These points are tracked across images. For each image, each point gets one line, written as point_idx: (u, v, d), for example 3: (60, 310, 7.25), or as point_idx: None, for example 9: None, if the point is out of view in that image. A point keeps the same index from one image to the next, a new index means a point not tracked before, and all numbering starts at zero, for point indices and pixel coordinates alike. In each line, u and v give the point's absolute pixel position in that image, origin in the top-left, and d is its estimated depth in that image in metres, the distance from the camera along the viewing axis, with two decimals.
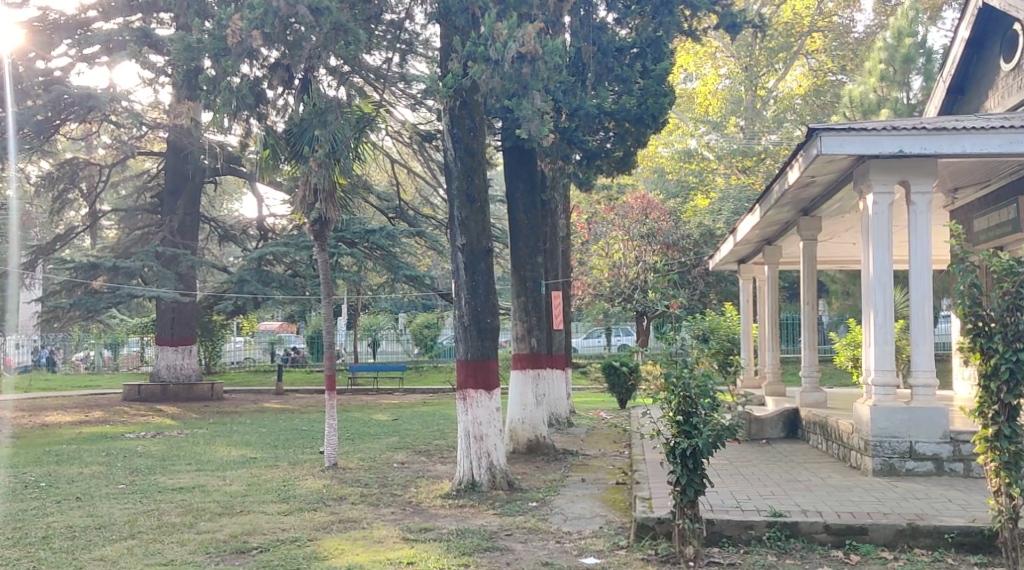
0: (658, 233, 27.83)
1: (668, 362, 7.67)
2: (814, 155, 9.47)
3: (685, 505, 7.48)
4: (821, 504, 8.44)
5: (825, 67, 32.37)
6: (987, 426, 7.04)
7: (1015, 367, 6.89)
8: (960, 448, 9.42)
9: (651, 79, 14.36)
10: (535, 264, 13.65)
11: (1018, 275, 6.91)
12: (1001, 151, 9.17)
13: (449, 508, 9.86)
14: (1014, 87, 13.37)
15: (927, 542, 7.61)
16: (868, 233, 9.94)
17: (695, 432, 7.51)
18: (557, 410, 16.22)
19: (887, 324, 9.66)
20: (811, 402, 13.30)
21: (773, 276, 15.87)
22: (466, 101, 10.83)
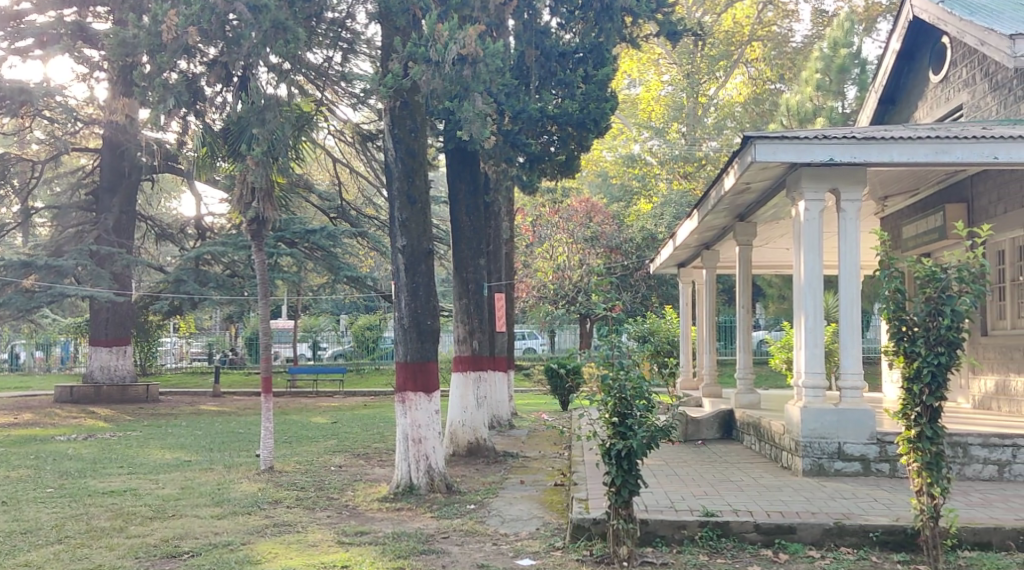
0: (602, 236, 28.34)
1: (604, 364, 7.72)
2: (748, 163, 9.69)
3: (620, 505, 7.55)
4: (753, 504, 8.57)
5: (764, 76, 33.12)
6: (910, 428, 7.23)
7: (936, 370, 7.11)
8: (887, 449, 9.64)
9: (593, 84, 14.43)
10: (478, 266, 13.67)
11: (940, 281, 7.10)
12: (927, 161, 9.38)
13: (387, 511, 9.82)
14: (941, 99, 13.88)
15: (852, 541, 7.78)
16: (800, 239, 10.14)
17: (631, 433, 7.58)
18: (499, 412, 16.26)
19: (818, 327, 9.86)
20: (746, 404, 13.54)
21: (710, 279, 16.07)
22: (406, 102, 10.75)
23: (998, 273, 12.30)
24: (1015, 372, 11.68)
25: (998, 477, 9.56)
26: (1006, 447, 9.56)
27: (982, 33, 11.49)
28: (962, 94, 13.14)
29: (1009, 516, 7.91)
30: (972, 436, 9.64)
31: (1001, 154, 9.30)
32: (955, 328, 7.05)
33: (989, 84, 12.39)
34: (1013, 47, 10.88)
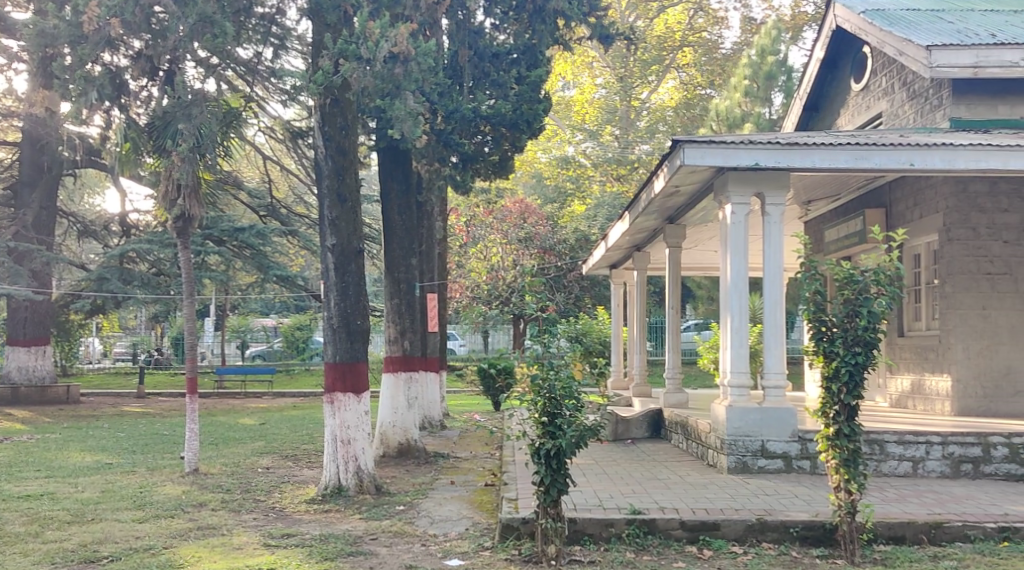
0: (536, 237, 28.28)
1: (535, 363, 7.78)
2: (676, 166, 9.82)
3: (548, 504, 7.59)
4: (679, 501, 8.68)
5: (695, 81, 33.21)
6: (828, 426, 7.42)
7: (854, 370, 7.32)
8: (808, 446, 9.85)
9: (526, 85, 14.45)
10: (409, 265, 13.58)
11: (856, 283, 7.31)
12: (847, 167, 9.64)
13: (315, 513, 9.71)
14: (861, 106, 14.29)
15: (774, 536, 7.92)
16: (726, 242, 10.30)
17: (560, 432, 7.64)
18: (430, 413, 16.19)
19: (743, 327, 10.05)
20: (674, 403, 13.75)
21: (641, 280, 16.22)
22: (337, 99, 10.62)
23: (914, 275, 12.67)
24: (929, 371, 12.03)
25: (912, 473, 9.84)
26: (920, 445, 9.85)
27: (901, 43, 11.79)
28: (882, 102, 13.54)
29: (922, 510, 8.15)
30: (888, 433, 9.90)
31: (917, 160, 9.57)
32: (872, 329, 7.27)
33: (907, 92, 12.79)
34: (930, 57, 11.21)
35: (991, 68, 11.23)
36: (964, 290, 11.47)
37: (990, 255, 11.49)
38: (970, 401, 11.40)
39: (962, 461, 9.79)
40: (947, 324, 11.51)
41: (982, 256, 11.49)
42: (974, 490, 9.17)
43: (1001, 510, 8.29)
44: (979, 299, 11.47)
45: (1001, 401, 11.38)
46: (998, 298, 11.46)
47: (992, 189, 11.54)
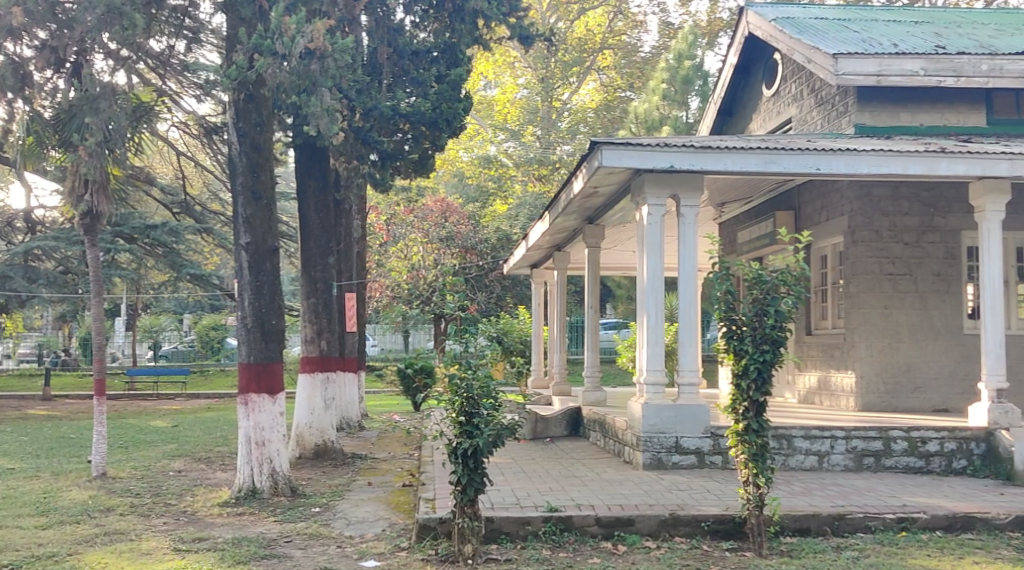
0: (457, 237, 28.29)
1: (452, 363, 7.72)
2: (595, 168, 9.92)
3: (465, 503, 7.58)
4: (595, 498, 8.76)
5: (615, 84, 33.58)
6: (738, 422, 7.58)
7: (762, 367, 7.50)
8: (720, 442, 10.06)
9: (445, 83, 14.43)
10: (326, 265, 13.47)
11: (764, 283, 7.51)
12: (757, 171, 9.85)
13: (228, 516, 9.52)
14: (773, 112, 14.70)
15: (686, 530, 8.07)
16: (642, 242, 10.43)
17: (477, 432, 7.62)
18: (349, 414, 16.02)
19: (659, 326, 10.20)
20: (593, 401, 13.86)
21: (561, 280, 16.32)
22: (252, 95, 10.46)
23: (821, 276, 13.03)
24: (835, 368, 12.39)
25: (818, 467, 10.11)
26: (825, 439, 10.13)
27: (809, 51, 12.12)
28: (792, 108, 13.91)
29: (826, 503, 8.38)
30: (795, 428, 10.15)
31: (823, 165, 9.85)
32: (779, 327, 7.47)
33: (815, 99, 13.18)
34: (837, 65, 11.51)
35: (894, 77, 11.62)
36: (867, 290, 11.84)
37: (891, 257, 11.89)
38: (873, 397, 11.76)
39: (864, 455, 10.11)
40: (851, 322, 11.87)
41: (884, 257, 11.88)
42: (877, 482, 9.47)
43: (901, 501, 8.58)
44: (881, 299, 11.85)
45: (901, 397, 11.77)
46: (898, 298, 11.87)
47: (894, 193, 11.94)
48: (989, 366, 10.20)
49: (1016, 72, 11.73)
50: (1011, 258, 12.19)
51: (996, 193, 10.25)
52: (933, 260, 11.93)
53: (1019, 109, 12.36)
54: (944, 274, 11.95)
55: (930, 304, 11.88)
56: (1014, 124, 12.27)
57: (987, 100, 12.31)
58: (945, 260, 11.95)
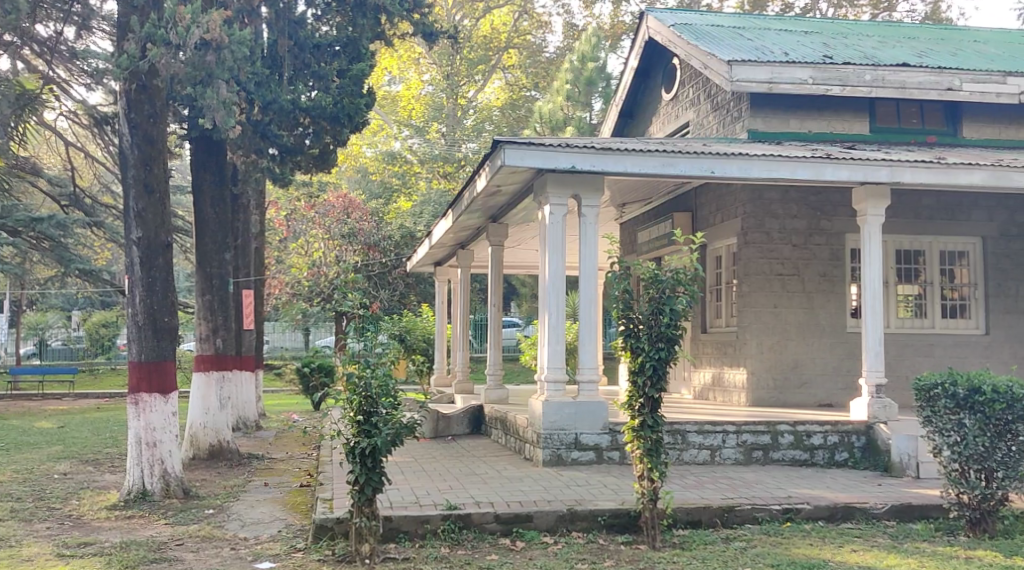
0: (359, 233, 27.42)
1: (351, 362, 7.63)
2: (498, 166, 9.96)
3: (363, 503, 7.52)
4: (494, 495, 8.80)
5: (520, 83, 33.64)
6: (634, 417, 7.72)
7: (657, 364, 7.65)
8: (618, 437, 10.24)
9: (347, 78, 14.29)
10: (222, 260, 13.02)
11: (661, 283, 7.67)
12: (656, 172, 10.02)
13: (116, 520, 9.22)
14: (672, 115, 15.02)
15: (583, 525, 8.18)
16: (544, 241, 10.50)
17: (375, 431, 7.55)
18: (245, 413, 15.68)
19: (560, 324, 10.30)
20: (495, 399, 13.89)
21: (465, 278, 16.32)
22: (145, 85, 10.15)
23: (715, 276, 13.37)
24: (728, 365, 12.72)
25: (710, 461, 10.36)
26: (717, 433, 10.39)
27: (705, 57, 12.44)
28: (689, 112, 14.24)
29: (716, 495, 8.61)
30: (689, 423, 10.40)
31: (717, 169, 10.12)
32: (674, 326, 7.65)
33: (711, 104, 13.52)
34: (731, 72, 11.85)
35: (784, 85, 12.01)
36: (758, 290, 12.20)
37: (781, 258, 12.28)
38: (763, 392, 12.12)
39: (753, 448, 10.42)
40: (743, 321, 12.20)
41: (774, 258, 12.26)
42: (765, 475, 9.76)
43: (787, 492, 8.87)
44: (771, 298, 12.22)
45: (789, 392, 12.17)
46: (787, 297, 12.26)
47: (784, 197, 12.33)
48: (869, 363, 10.63)
49: (897, 83, 12.24)
50: (891, 260, 12.74)
51: (877, 197, 10.68)
52: (819, 261, 12.36)
53: (900, 118, 12.88)
54: (829, 275, 12.39)
55: (816, 303, 12.31)
56: (896, 132, 12.77)
57: (871, 109, 12.78)
58: (830, 261, 12.39)
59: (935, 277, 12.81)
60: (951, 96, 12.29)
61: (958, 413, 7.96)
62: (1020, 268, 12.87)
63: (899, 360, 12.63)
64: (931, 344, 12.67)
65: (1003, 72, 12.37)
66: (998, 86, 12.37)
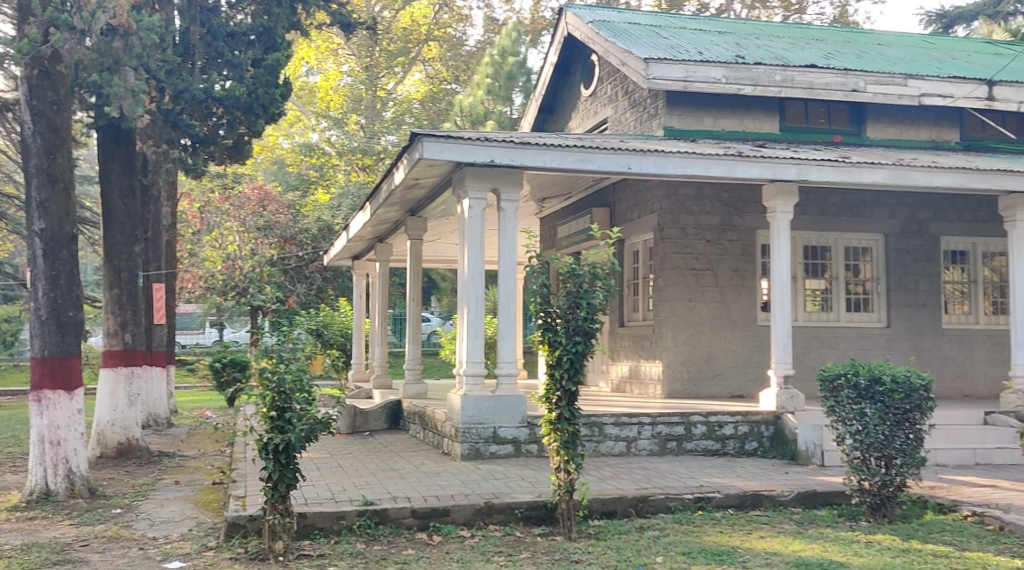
0: (276, 226, 27.43)
1: (264, 357, 7.51)
2: (416, 159, 9.91)
3: (276, 500, 7.40)
4: (411, 490, 8.76)
5: (440, 76, 33.59)
6: (551, 410, 7.78)
7: (574, 357, 7.72)
8: (536, 431, 10.29)
9: (262, 68, 13.96)
10: (131, 253, 12.66)
11: (578, 277, 7.74)
12: (574, 168, 10.09)
13: (17, 521, 8.89)
14: (590, 111, 15.15)
15: (500, 518, 8.20)
16: (463, 235, 10.48)
17: (288, 427, 7.45)
18: (156, 410, 15.30)
19: (479, 319, 10.27)
20: (413, 394, 13.82)
21: (383, 272, 16.19)
22: (48, 71, 9.71)
23: (631, 270, 13.53)
24: (644, 358, 12.89)
25: (626, 452, 10.50)
26: (633, 425, 10.53)
27: (623, 54, 12.59)
28: (607, 108, 14.38)
29: (630, 486, 8.72)
30: (606, 416, 10.50)
31: (634, 165, 10.24)
32: (590, 319, 7.72)
33: (629, 101, 13.68)
34: (648, 70, 11.99)
35: (698, 84, 12.24)
36: (674, 284, 12.39)
37: (695, 253, 12.49)
38: (678, 385, 12.31)
39: (668, 440, 10.59)
40: (659, 315, 12.37)
41: (689, 253, 12.47)
42: (678, 465, 9.92)
43: (699, 482, 9.04)
44: (685, 292, 12.42)
45: (702, 384, 12.39)
46: (701, 291, 12.48)
47: (698, 193, 12.57)
48: (778, 355, 10.89)
49: (806, 83, 12.56)
50: (799, 255, 13.08)
51: (786, 195, 10.94)
52: (731, 257, 12.62)
53: (808, 118, 13.21)
54: (741, 270, 12.66)
55: (729, 297, 12.57)
56: (804, 131, 13.10)
57: (781, 108, 13.09)
58: (742, 256, 12.66)
59: (841, 272, 13.19)
60: (856, 97, 12.64)
61: (860, 403, 8.20)
62: (920, 263, 13.33)
63: (807, 352, 12.97)
64: (837, 336, 13.05)
65: (905, 75, 12.76)
66: (900, 88, 12.75)
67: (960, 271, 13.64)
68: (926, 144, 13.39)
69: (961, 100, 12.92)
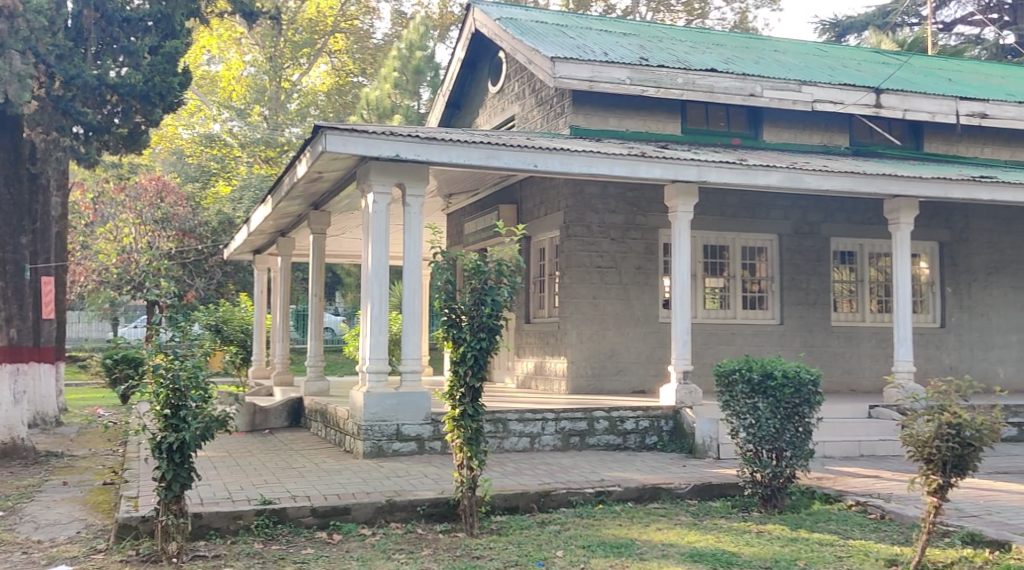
0: (174, 219, 26.77)
1: (157, 353, 7.31)
2: (319, 152, 9.76)
3: (170, 500, 7.18)
4: (311, 488, 8.65)
5: (346, 68, 33.21)
6: (454, 407, 7.77)
7: (478, 354, 7.73)
8: (439, 428, 10.28)
9: (160, 56, 13.69)
10: (17, 245, 12.16)
11: (483, 274, 7.74)
12: (480, 164, 10.10)
13: None
14: (498, 108, 15.17)
15: (402, 516, 8.17)
16: (367, 230, 10.38)
17: (183, 425, 7.25)
18: (44, 409, 14.70)
19: (382, 315, 10.18)
20: (315, 391, 13.63)
21: (285, 267, 15.91)
22: None
23: (538, 267, 13.62)
24: (549, 354, 13.00)
25: (530, 448, 10.55)
26: (537, 421, 10.60)
27: (530, 52, 12.68)
28: (514, 105, 14.44)
29: (532, 481, 8.78)
30: (510, 412, 10.54)
31: (539, 163, 10.31)
32: (495, 316, 7.74)
33: (535, 99, 13.76)
34: (554, 68, 12.09)
35: (603, 84, 12.39)
36: (578, 282, 12.51)
37: (600, 251, 12.64)
38: (582, 380, 12.45)
39: (571, 435, 10.70)
40: (564, 311, 12.48)
41: (594, 251, 12.61)
42: (580, 460, 10.03)
43: (599, 476, 9.16)
44: (590, 289, 12.57)
45: (605, 379, 12.57)
46: (605, 288, 12.64)
47: (603, 192, 12.73)
48: (677, 351, 11.10)
49: (706, 87, 12.83)
50: (699, 254, 13.37)
51: (686, 195, 11.16)
52: (635, 255, 12.81)
53: (708, 120, 13.50)
54: (644, 268, 12.86)
55: (632, 295, 12.77)
56: (704, 133, 13.39)
57: (683, 110, 13.34)
58: (645, 254, 12.86)
59: (738, 271, 13.54)
60: (753, 102, 12.99)
61: (753, 397, 8.44)
62: (812, 263, 13.77)
63: (706, 348, 13.25)
64: (734, 333, 13.39)
65: (800, 81, 13.16)
66: (794, 94, 13.15)
67: (849, 270, 14.13)
68: (819, 148, 13.83)
69: (852, 106, 13.38)
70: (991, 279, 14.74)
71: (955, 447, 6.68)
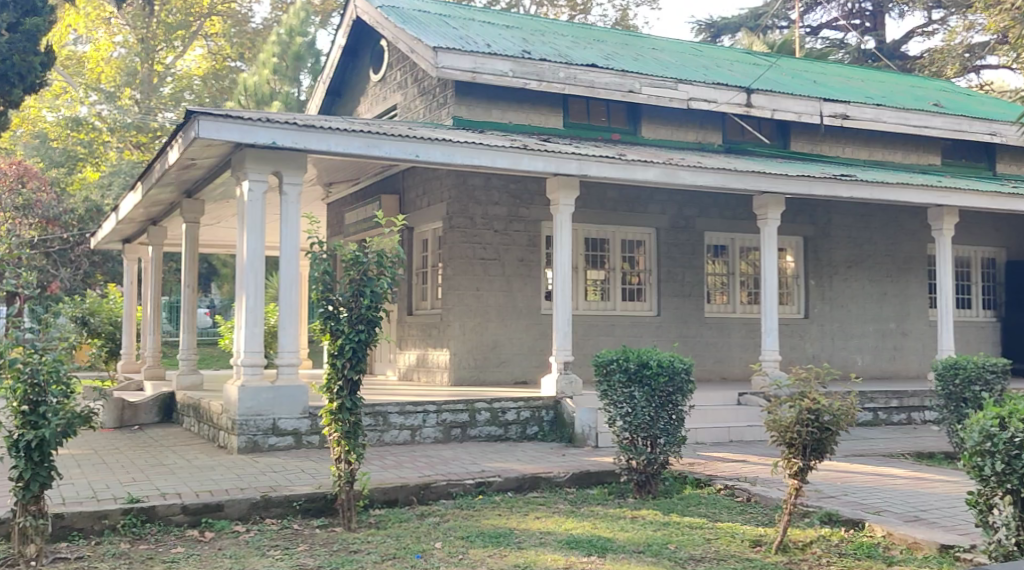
0: (37, 205, 25.63)
1: (14, 346, 6.92)
2: (192, 138, 9.47)
3: (28, 501, 6.81)
4: (182, 485, 8.40)
5: (223, 52, 32.16)
6: (332, 400, 7.65)
7: (357, 346, 7.65)
8: (316, 422, 10.13)
9: (19, 33, 13.25)
10: None
11: (362, 265, 7.65)
12: (360, 153, 9.97)
13: None
14: (379, 96, 15.00)
15: (277, 512, 8.01)
16: (243, 219, 10.11)
17: (42, 422, 6.89)
18: None
19: (258, 307, 9.95)
20: (187, 385, 13.21)
21: (157, 257, 15.36)
22: None
23: (421, 259, 13.56)
24: (431, 346, 12.97)
25: (410, 441, 10.50)
26: (417, 413, 10.57)
27: (412, 41, 12.62)
28: (396, 95, 14.32)
29: (411, 474, 8.74)
30: (390, 405, 10.48)
31: (420, 153, 10.24)
32: (374, 308, 7.68)
33: (418, 89, 13.68)
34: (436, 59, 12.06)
35: (485, 75, 12.39)
36: (461, 273, 12.52)
37: (482, 242, 12.68)
38: (464, 372, 12.48)
39: (452, 427, 10.70)
40: (447, 303, 12.48)
41: (476, 242, 12.64)
42: (461, 451, 10.05)
43: (479, 467, 9.20)
44: (472, 281, 12.59)
45: (488, 370, 12.62)
46: (488, 280, 12.68)
47: (486, 183, 12.75)
48: (558, 342, 11.20)
49: (587, 82, 13.02)
50: (580, 247, 13.56)
51: (567, 188, 11.24)
52: (517, 247, 12.89)
53: (589, 115, 13.68)
54: (526, 260, 12.96)
55: (514, 286, 12.84)
56: (585, 127, 13.56)
57: (564, 104, 13.48)
58: (527, 247, 12.95)
59: (617, 264, 13.80)
60: (632, 98, 13.22)
61: (629, 386, 8.62)
62: (687, 256, 14.16)
63: (586, 340, 13.45)
64: (614, 324, 13.63)
65: (676, 79, 13.47)
66: (671, 92, 13.46)
67: (722, 264, 14.59)
68: (694, 145, 14.19)
69: (724, 105, 13.79)
70: (851, 272, 15.44)
71: (815, 431, 6.98)
